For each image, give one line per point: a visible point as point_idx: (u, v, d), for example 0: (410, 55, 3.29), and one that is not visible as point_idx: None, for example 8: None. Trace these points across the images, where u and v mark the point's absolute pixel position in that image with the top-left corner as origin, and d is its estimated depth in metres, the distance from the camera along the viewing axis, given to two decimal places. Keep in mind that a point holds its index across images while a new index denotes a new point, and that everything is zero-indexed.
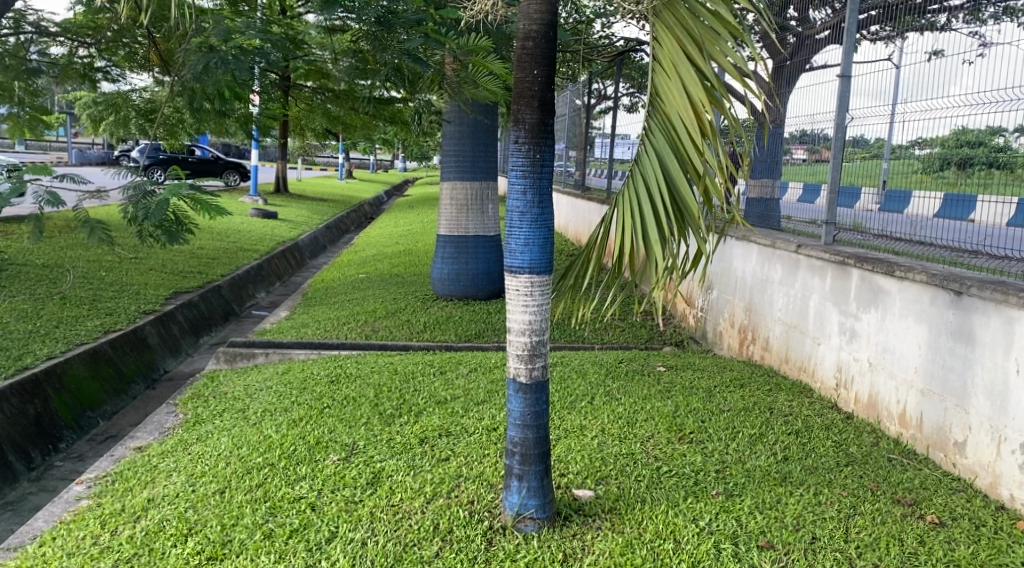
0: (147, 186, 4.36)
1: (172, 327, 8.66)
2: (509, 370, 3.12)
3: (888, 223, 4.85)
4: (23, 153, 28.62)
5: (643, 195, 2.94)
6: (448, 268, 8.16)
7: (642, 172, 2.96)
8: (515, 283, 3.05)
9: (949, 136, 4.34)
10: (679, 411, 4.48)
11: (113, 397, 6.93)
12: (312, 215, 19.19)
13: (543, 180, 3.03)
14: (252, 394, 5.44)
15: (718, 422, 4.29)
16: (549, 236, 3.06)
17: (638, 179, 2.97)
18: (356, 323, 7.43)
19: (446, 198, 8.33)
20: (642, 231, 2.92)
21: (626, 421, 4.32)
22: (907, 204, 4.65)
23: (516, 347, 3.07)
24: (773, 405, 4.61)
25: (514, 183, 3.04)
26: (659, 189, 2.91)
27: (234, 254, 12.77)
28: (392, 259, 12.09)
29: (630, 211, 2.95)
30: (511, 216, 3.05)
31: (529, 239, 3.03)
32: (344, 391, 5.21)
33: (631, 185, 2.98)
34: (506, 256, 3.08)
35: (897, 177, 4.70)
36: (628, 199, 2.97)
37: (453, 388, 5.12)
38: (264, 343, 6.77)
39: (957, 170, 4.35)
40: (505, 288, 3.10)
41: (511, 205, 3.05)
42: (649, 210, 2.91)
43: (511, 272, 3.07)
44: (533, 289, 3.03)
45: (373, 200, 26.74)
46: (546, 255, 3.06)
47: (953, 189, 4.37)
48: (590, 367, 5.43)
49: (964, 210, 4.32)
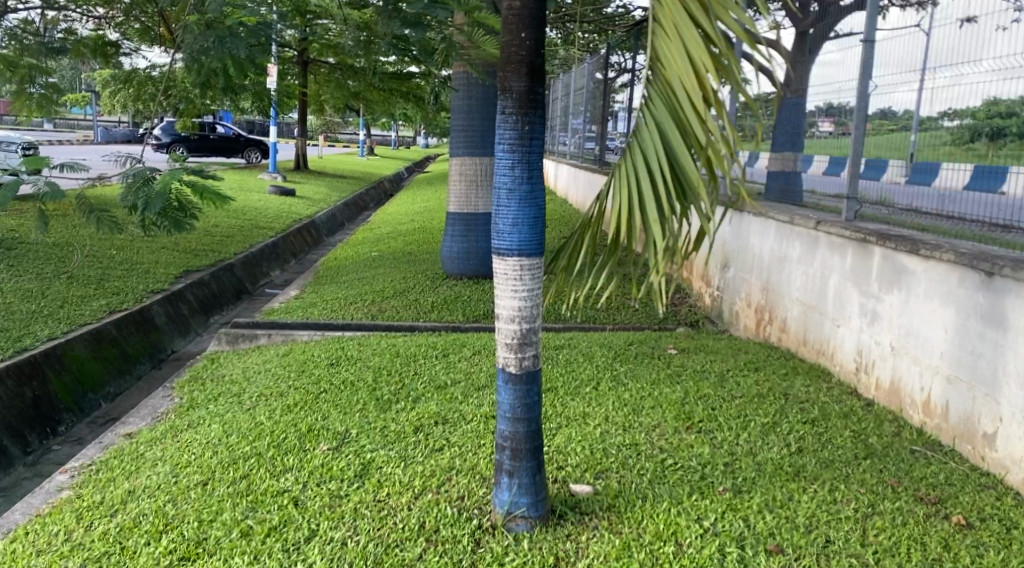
0: (145, 170, 4.06)
1: (180, 307, 8.56)
2: (497, 359, 2.91)
3: (915, 197, 4.55)
4: (50, 130, 28.79)
5: (640, 169, 2.67)
6: (458, 247, 7.95)
7: (640, 143, 2.69)
8: (502, 266, 2.82)
9: (980, 108, 4.04)
10: (688, 398, 4.24)
11: (116, 378, 6.84)
12: (330, 192, 19.03)
13: (532, 154, 2.79)
14: (250, 377, 5.29)
15: (729, 410, 4.06)
16: (540, 215, 2.83)
17: (635, 151, 2.70)
18: (362, 303, 7.25)
19: (456, 174, 8.11)
20: (639, 209, 2.65)
21: (632, 408, 4.10)
22: (936, 177, 4.40)
23: (506, 335, 2.85)
24: (790, 391, 4.35)
25: (500, 158, 2.81)
26: (658, 163, 2.63)
27: (248, 231, 12.67)
28: (406, 236, 11.87)
29: (626, 186, 2.69)
30: (498, 193, 2.83)
31: (517, 218, 2.80)
32: (342, 375, 5.04)
33: (628, 157, 2.71)
34: (493, 237, 2.85)
35: (925, 149, 4.45)
36: (624, 173, 2.70)
37: (455, 373, 4.92)
38: (267, 323, 6.61)
39: (988, 142, 4.02)
40: (493, 272, 2.88)
41: (498, 182, 2.83)
42: (647, 185, 2.65)
43: (498, 254, 2.84)
44: (521, 272, 2.81)
45: (393, 176, 26.58)
46: (536, 235, 2.83)
47: (984, 161, 4.05)
48: (598, 350, 5.19)
49: (995, 182, 4.01)
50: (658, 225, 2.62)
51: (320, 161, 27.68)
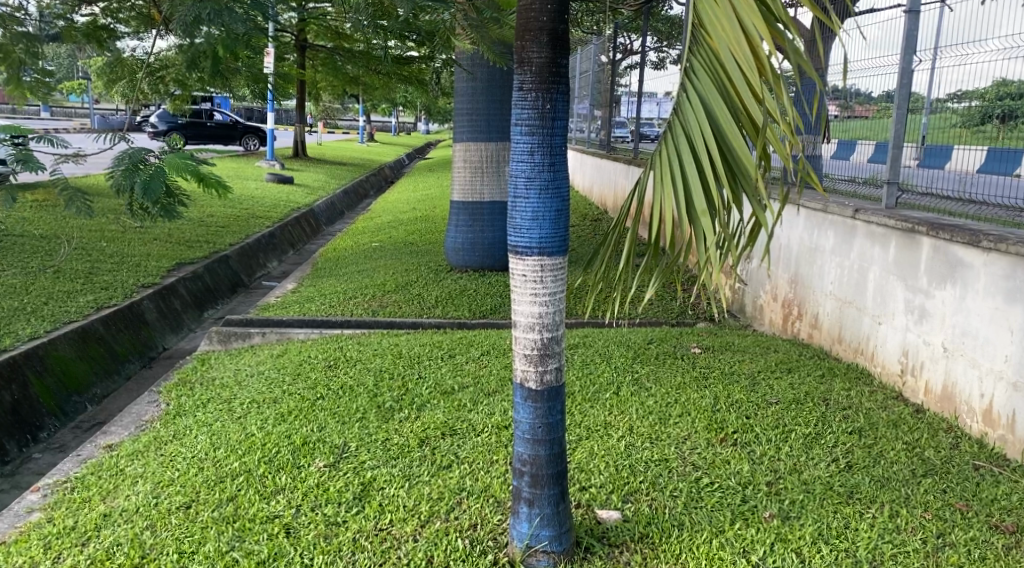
0: (140, 153, 3.62)
1: (172, 301, 8.20)
2: (515, 373, 2.55)
3: (933, 180, 4.27)
4: (47, 119, 28.31)
5: (685, 154, 2.28)
6: (462, 238, 7.57)
7: (683, 123, 2.31)
8: (521, 267, 2.46)
9: (989, 89, 3.89)
10: (719, 405, 3.89)
11: (103, 379, 6.48)
12: (329, 180, 18.63)
13: (555, 137, 2.41)
14: (242, 382, 4.92)
15: (765, 418, 3.70)
16: (564, 208, 2.46)
17: (677, 133, 2.32)
18: (363, 297, 6.88)
19: (459, 160, 7.76)
20: (684, 200, 2.28)
21: (658, 417, 3.74)
22: (946, 160, 4.18)
23: (524, 346, 2.49)
24: (828, 396, 4.00)
25: (518, 142, 2.43)
26: (705, 146, 2.25)
27: (245, 221, 12.28)
28: (407, 226, 11.50)
29: (669, 173, 2.31)
30: (515, 182, 2.45)
31: (537, 211, 2.42)
32: (340, 379, 4.68)
33: (670, 140, 2.33)
34: (510, 232, 2.48)
35: (933, 132, 4.26)
36: (664, 158, 2.32)
37: (462, 376, 4.56)
38: (262, 320, 6.25)
39: (999, 124, 3.87)
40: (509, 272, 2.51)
41: (515, 169, 2.45)
42: (694, 172, 2.26)
43: (517, 254, 2.47)
44: (543, 274, 2.44)
45: (394, 163, 26.17)
46: (560, 231, 2.46)
47: (997, 143, 3.88)
48: (616, 349, 4.84)
49: (1009, 165, 3.83)
50: (706, 219, 2.24)
51: (319, 149, 27.25)
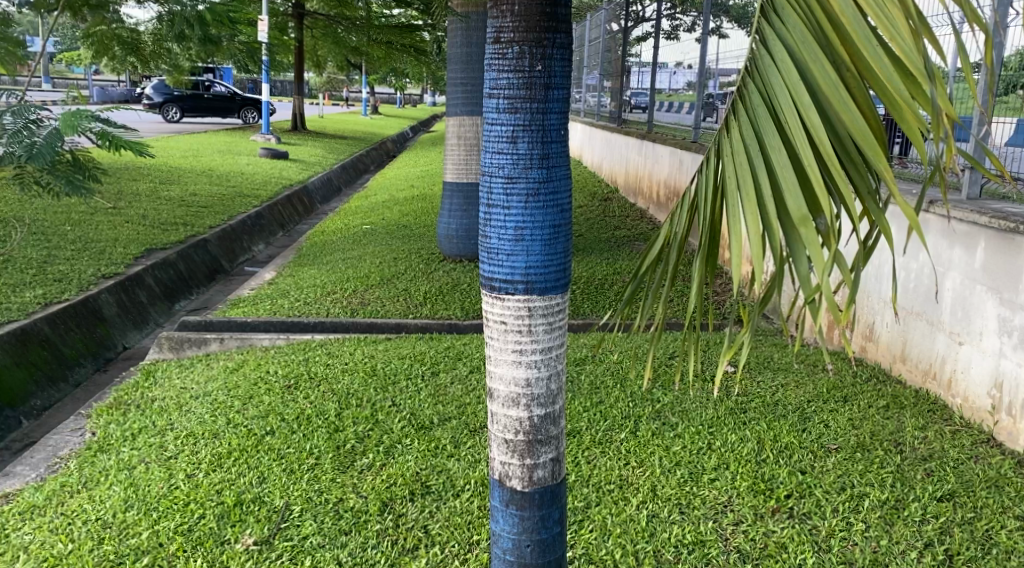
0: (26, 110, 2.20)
1: (137, 293, 7.40)
2: (491, 464, 1.74)
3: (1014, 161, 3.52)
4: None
5: (767, 132, 1.43)
6: (456, 224, 6.74)
7: (761, 88, 1.46)
8: (498, 314, 1.63)
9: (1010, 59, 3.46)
10: (763, 452, 3.08)
11: (45, 389, 5.72)
12: (327, 154, 17.71)
13: (551, 115, 1.57)
14: (184, 405, 4.13)
15: (825, 472, 2.89)
16: (565, 219, 1.63)
17: (752, 102, 1.46)
18: (342, 293, 6.08)
19: (453, 136, 6.88)
20: (770, 203, 1.41)
21: (689, 473, 2.94)
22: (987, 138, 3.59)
23: (504, 428, 1.67)
24: (900, 437, 3.17)
25: (492, 124, 1.59)
26: (799, 118, 1.39)
27: (229, 200, 11.46)
28: (402, 206, 10.65)
29: (744, 163, 1.45)
30: (489, 180, 1.61)
31: (526, 225, 1.59)
32: (298, 405, 3.87)
33: (741, 116, 1.48)
34: (483, 258, 1.65)
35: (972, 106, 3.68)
36: (736, 142, 1.47)
37: (444, 405, 3.74)
38: (223, 322, 5.44)
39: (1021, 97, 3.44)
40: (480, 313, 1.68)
41: (488, 163, 1.61)
42: (783, 159, 1.40)
43: (494, 294, 1.64)
44: (533, 325, 1.62)
45: (397, 136, 25.20)
46: (558, 259, 1.62)
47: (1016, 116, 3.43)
48: (629, 370, 4.01)
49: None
50: (806, 230, 1.36)
51: (318, 122, 26.24)
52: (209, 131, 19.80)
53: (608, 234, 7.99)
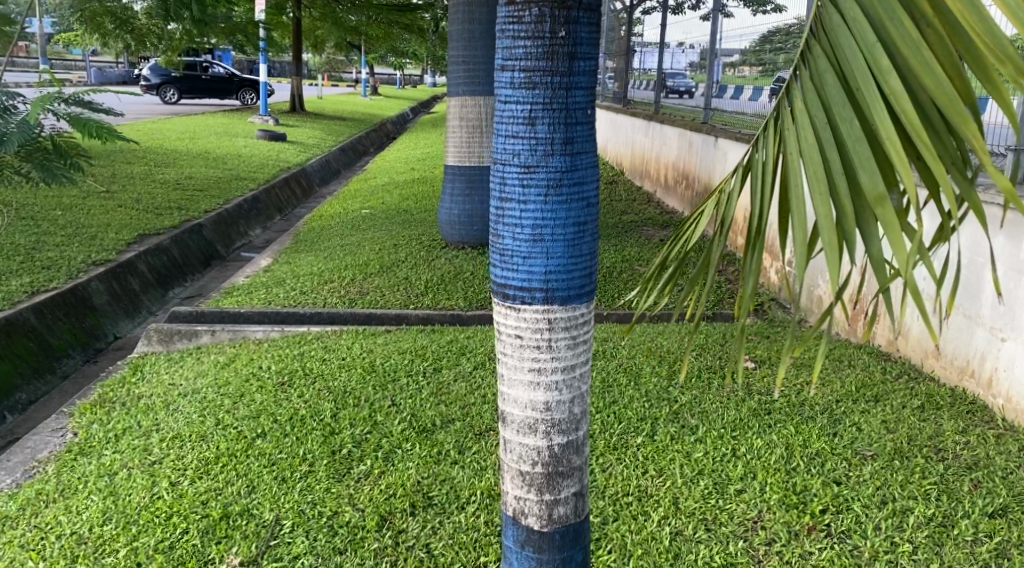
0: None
1: (129, 280, 7.16)
2: (504, 493, 1.51)
3: None
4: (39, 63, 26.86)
5: (838, 102, 1.25)
6: (458, 209, 6.50)
7: (829, 52, 1.28)
8: (512, 324, 1.39)
9: None
10: (793, 460, 2.84)
11: (31, 381, 5.50)
12: (326, 137, 17.40)
13: (576, 92, 1.33)
14: (172, 403, 3.90)
15: (861, 483, 2.66)
16: (592, 214, 1.39)
17: (822, 69, 1.28)
18: (339, 281, 5.83)
19: (454, 118, 6.61)
20: (839, 183, 1.23)
21: (714, 484, 2.71)
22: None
23: (518, 455, 1.44)
24: (941, 443, 2.93)
25: (506, 102, 1.34)
26: (872, 84, 1.20)
27: (225, 183, 11.19)
28: (402, 190, 10.39)
29: (811, 137, 1.28)
30: (501, 169, 1.36)
31: (547, 222, 1.34)
32: (292, 405, 3.64)
33: (807, 85, 1.31)
34: (494, 260, 1.41)
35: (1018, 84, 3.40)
36: (802, 115, 1.30)
37: (447, 406, 3.50)
38: (215, 312, 5.21)
39: None
40: (492, 322, 1.45)
41: (500, 149, 1.36)
42: (854, 132, 1.23)
43: (508, 301, 1.39)
44: (554, 340, 1.38)
45: (398, 117, 24.88)
46: (581, 261, 1.38)
47: None
48: (644, 366, 3.78)
49: None
50: (882, 210, 1.18)
51: (317, 103, 25.87)
52: (206, 112, 19.48)
53: (615, 218, 7.75)
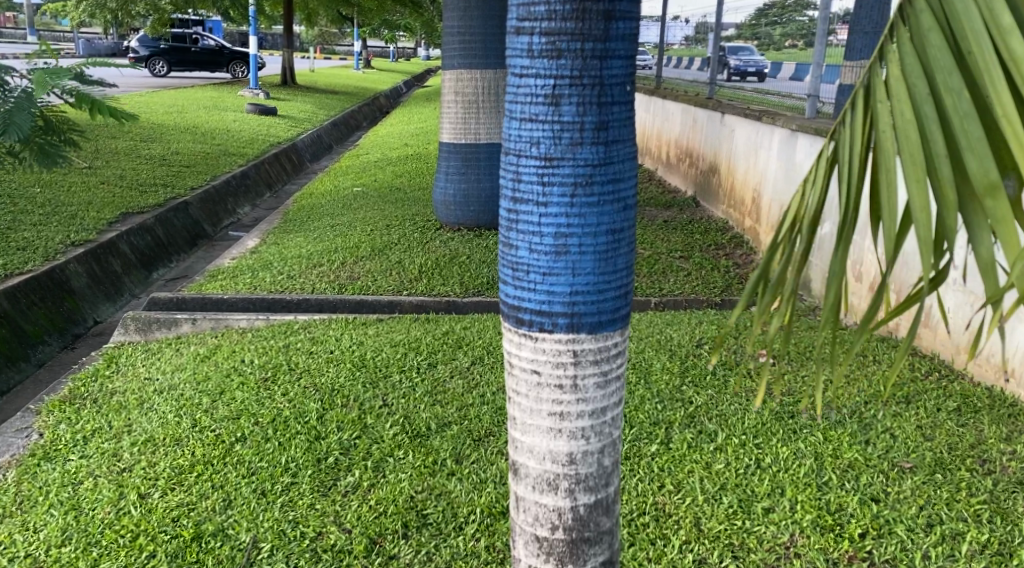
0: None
1: (110, 262, 6.85)
2: (514, 530, 1.46)
3: None
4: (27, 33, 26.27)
5: (943, 67, 1.17)
6: (454, 189, 6.21)
7: (934, 6, 1.19)
8: (540, 364, 1.31)
9: None
10: (824, 473, 2.59)
11: (3, 371, 5.20)
12: (318, 110, 16.97)
13: (613, 64, 1.21)
14: (147, 399, 3.62)
15: (901, 502, 2.41)
16: (625, 209, 1.27)
17: (922, 27, 1.20)
18: (329, 265, 5.54)
19: (450, 92, 6.27)
20: (947, 159, 1.16)
21: (739, 502, 2.46)
22: None
23: (538, 497, 1.39)
24: (985, 452, 2.67)
25: (526, 78, 1.23)
26: (994, 48, 1.14)
27: (213, 159, 10.84)
28: (396, 166, 10.05)
29: (903, 108, 1.20)
30: (520, 155, 1.25)
31: (573, 216, 1.23)
32: (276, 404, 3.37)
33: (904, 44, 1.22)
34: (510, 259, 1.30)
35: None
36: (900, 76, 1.20)
37: (444, 407, 3.23)
38: (197, 299, 4.92)
39: None
40: (509, 351, 1.36)
41: (518, 137, 1.25)
42: (965, 103, 1.15)
43: (535, 338, 1.30)
44: (587, 387, 1.32)
45: (391, 91, 24.39)
46: (613, 269, 1.28)
47: None
48: (654, 362, 3.51)
49: None
50: (995, 201, 1.12)
51: (310, 76, 25.34)
52: (195, 85, 18.99)
53: None
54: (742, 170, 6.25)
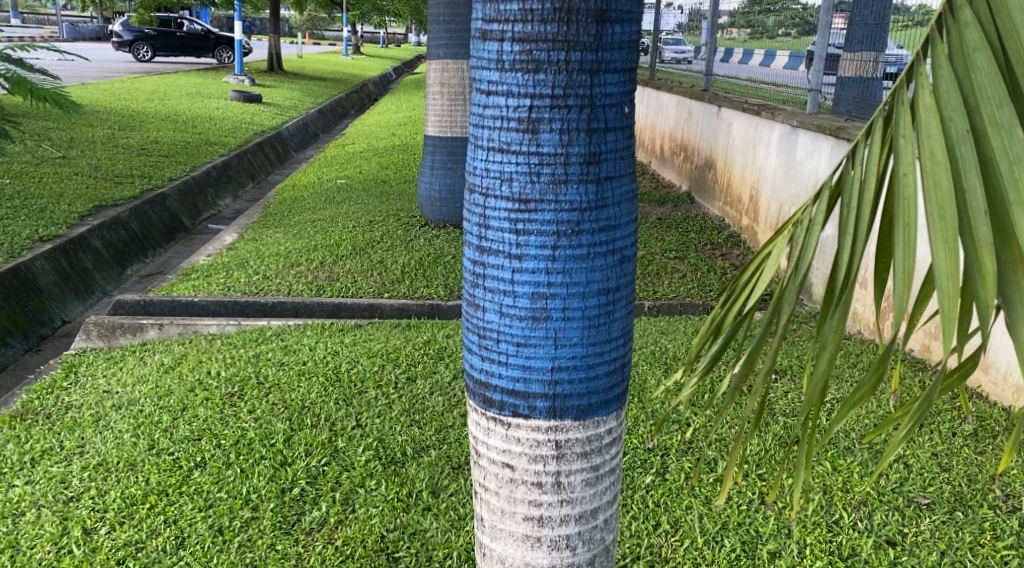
0: None
1: (80, 258, 6.56)
2: None
3: None
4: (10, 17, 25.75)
5: (993, 99, 1.05)
6: (439, 184, 5.97)
7: (986, 24, 1.08)
8: (521, 461, 1.40)
9: None
10: (834, 511, 2.37)
11: None
12: (304, 98, 16.61)
13: (606, 82, 1.24)
14: (103, 415, 3.36)
15: (918, 547, 2.19)
16: (621, 262, 1.32)
17: (971, 47, 1.07)
18: (307, 264, 5.28)
19: (435, 83, 6.00)
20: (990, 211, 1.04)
21: (741, 546, 2.23)
22: None
23: None
24: (1008, 486, 2.46)
25: (501, 100, 1.26)
26: None
27: (194, 148, 10.52)
28: (382, 158, 9.76)
29: (940, 146, 1.07)
30: (491, 190, 1.29)
31: (553, 263, 1.28)
32: (241, 425, 3.12)
33: (942, 67, 1.09)
34: (480, 320, 1.35)
35: None
36: (941, 106, 1.08)
37: (422, 428, 3.00)
38: (165, 302, 4.65)
39: None
40: (481, 441, 1.44)
41: (490, 173, 1.29)
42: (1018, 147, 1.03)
43: (511, 434, 1.39)
44: (568, 483, 1.41)
45: (380, 79, 24.00)
46: (600, 334, 1.33)
47: None
48: (648, 379, 3.29)
49: None
50: None
51: (297, 62, 24.88)
52: (180, 71, 18.57)
53: None
54: (738, 166, 6.04)
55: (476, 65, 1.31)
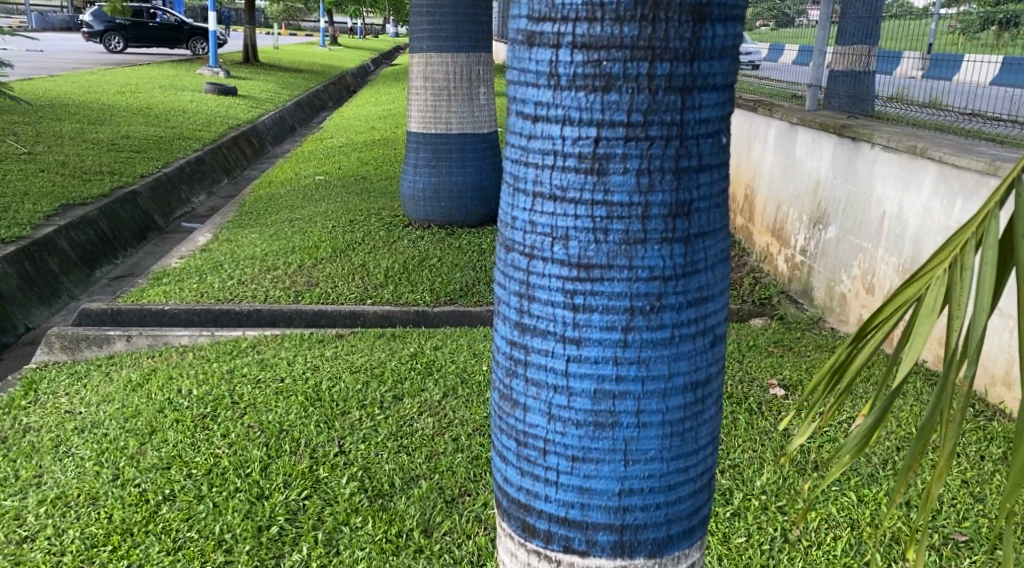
0: None
1: (45, 259, 6.25)
2: None
3: None
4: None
5: None
6: (424, 183, 5.76)
7: None
8: None
9: None
10: (863, 550, 2.18)
11: None
12: (280, 90, 16.22)
13: (689, 115, 1.13)
14: (64, 439, 3.11)
15: None
16: (703, 354, 1.23)
17: None
18: (285, 268, 5.03)
19: (417, 78, 5.74)
20: None
21: None
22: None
23: None
24: None
25: (555, 131, 1.14)
26: None
27: (165, 143, 10.17)
28: (362, 153, 9.48)
29: None
30: (538, 248, 1.18)
31: (625, 350, 1.17)
32: (215, 451, 2.88)
33: None
34: (536, 409, 1.24)
35: None
36: None
37: (411, 454, 2.79)
38: (133, 310, 4.38)
39: None
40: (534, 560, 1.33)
41: (540, 228, 1.18)
42: None
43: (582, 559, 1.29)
44: None
45: (359, 71, 23.60)
46: (676, 438, 1.24)
47: None
48: None
49: None
50: None
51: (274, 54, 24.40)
52: (152, 63, 18.10)
53: None
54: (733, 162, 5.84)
55: (516, 98, 1.20)
